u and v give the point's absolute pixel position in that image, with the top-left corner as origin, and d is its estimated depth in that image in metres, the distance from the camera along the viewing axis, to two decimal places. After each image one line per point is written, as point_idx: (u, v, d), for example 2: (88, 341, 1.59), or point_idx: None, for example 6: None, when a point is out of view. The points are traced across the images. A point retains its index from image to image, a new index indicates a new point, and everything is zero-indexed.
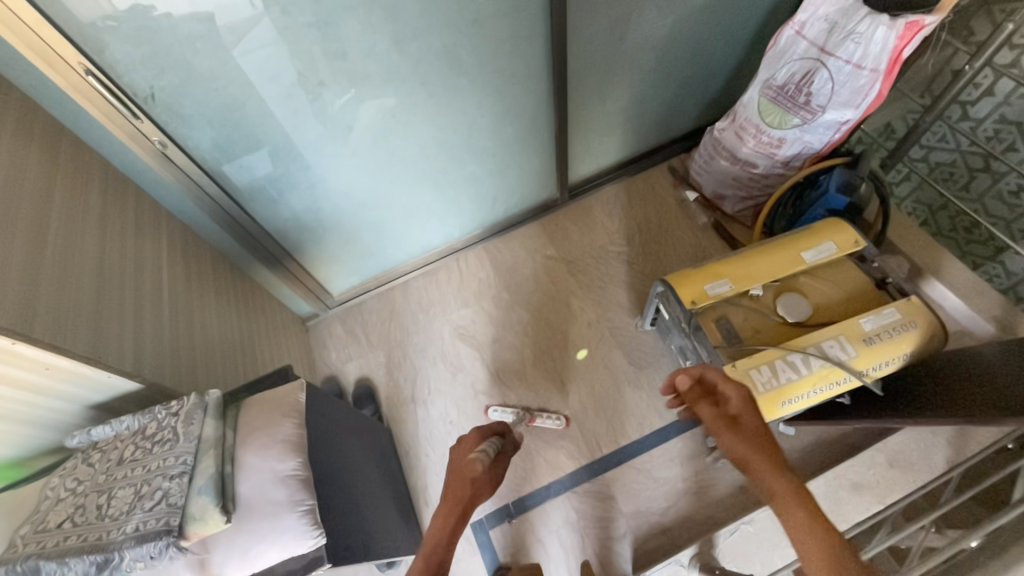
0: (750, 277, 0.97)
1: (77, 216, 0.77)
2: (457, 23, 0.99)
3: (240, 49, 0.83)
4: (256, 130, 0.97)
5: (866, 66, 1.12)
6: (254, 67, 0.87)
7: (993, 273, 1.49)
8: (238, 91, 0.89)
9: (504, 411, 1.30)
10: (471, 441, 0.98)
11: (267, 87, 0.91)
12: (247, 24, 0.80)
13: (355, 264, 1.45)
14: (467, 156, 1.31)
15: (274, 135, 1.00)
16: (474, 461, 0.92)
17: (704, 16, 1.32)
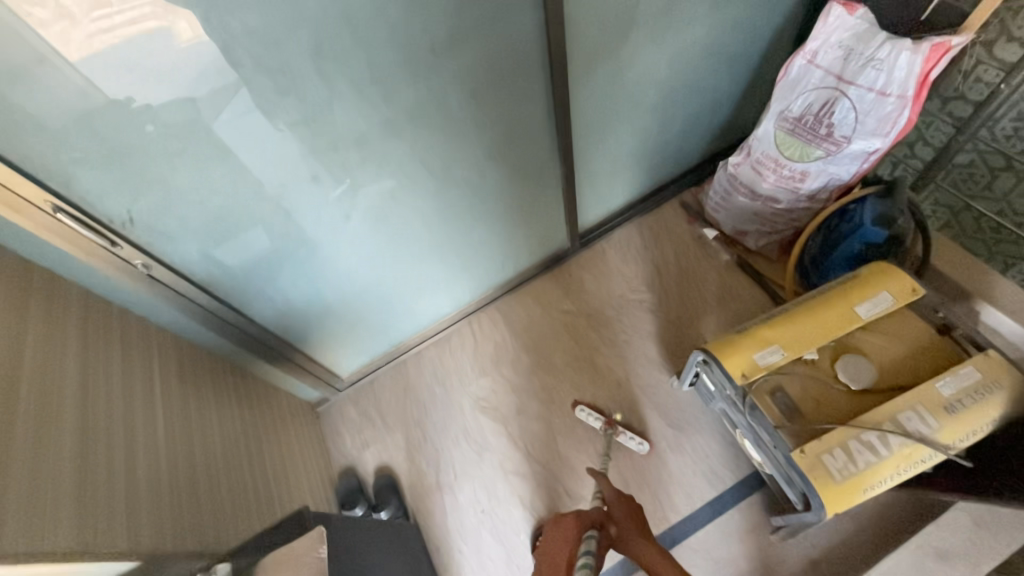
0: (802, 340, 0.88)
1: (52, 366, 0.69)
2: (454, 97, 0.93)
3: (226, 123, 0.73)
4: (247, 234, 0.90)
5: (891, 93, 1.05)
6: (243, 174, 0.80)
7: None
8: (222, 200, 0.82)
9: (590, 415, 1.26)
10: (568, 535, 0.89)
11: (259, 190, 0.84)
12: (229, 90, 0.69)
13: (364, 344, 1.36)
14: (472, 223, 1.24)
15: (268, 235, 0.92)
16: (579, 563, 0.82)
17: (704, 51, 1.26)
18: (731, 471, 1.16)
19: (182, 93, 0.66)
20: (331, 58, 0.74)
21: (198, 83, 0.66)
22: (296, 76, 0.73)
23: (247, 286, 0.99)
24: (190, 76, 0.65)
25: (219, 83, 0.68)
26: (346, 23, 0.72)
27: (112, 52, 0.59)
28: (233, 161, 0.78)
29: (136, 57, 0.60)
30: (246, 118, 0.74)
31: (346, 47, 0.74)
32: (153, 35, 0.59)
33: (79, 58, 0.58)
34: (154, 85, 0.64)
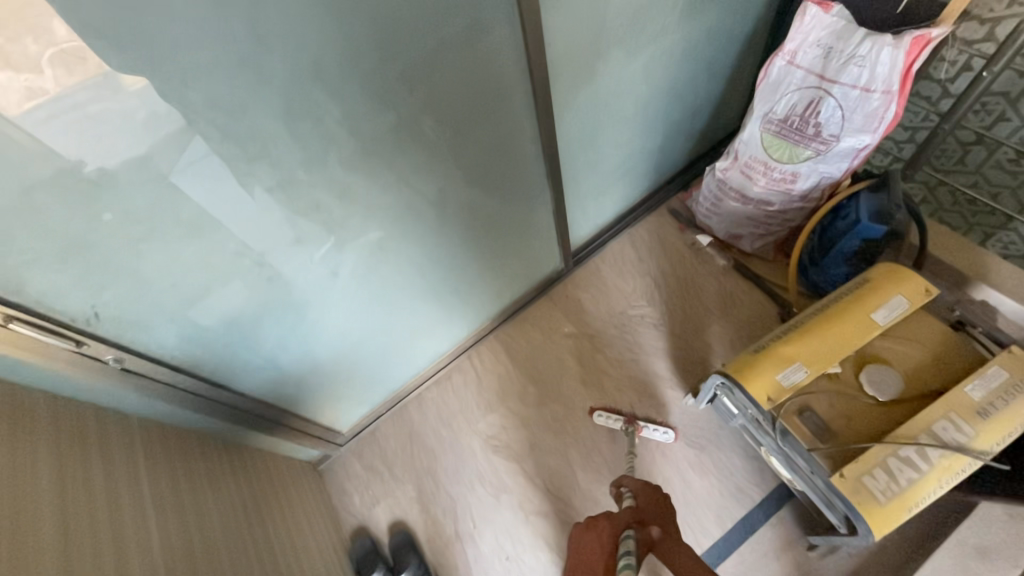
0: (824, 355, 0.86)
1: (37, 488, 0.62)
2: (436, 139, 0.88)
3: (183, 172, 0.63)
4: (228, 309, 0.83)
5: (876, 89, 1.03)
6: (217, 248, 0.74)
7: (1008, 240, 1.45)
8: (197, 278, 0.75)
9: (609, 416, 1.26)
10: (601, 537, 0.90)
11: (237, 262, 0.77)
12: (178, 134, 0.60)
13: (362, 394, 1.29)
14: (464, 260, 1.19)
15: (253, 306, 0.85)
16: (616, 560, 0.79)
17: (681, 60, 1.24)
18: (757, 486, 1.14)
19: (128, 146, 0.57)
20: (304, 116, 0.69)
21: (143, 132, 0.57)
22: (268, 139, 0.67)
23: (234, 361, 0.92)
24: (133, 124, 0.56)
25: (165, 127, 0.58)
26: (315, 81, 0.67)
27: (60, 105, 0.51)
28: (206, 236, 0.71)
29: (70, 116, 0.52)
30: (215, 191, 0.68)
31: (320, 103, 0.69)
32: (80, 87, 0.51)
33: (19, 114, 0.49)
34: (105, 143, 0.55)
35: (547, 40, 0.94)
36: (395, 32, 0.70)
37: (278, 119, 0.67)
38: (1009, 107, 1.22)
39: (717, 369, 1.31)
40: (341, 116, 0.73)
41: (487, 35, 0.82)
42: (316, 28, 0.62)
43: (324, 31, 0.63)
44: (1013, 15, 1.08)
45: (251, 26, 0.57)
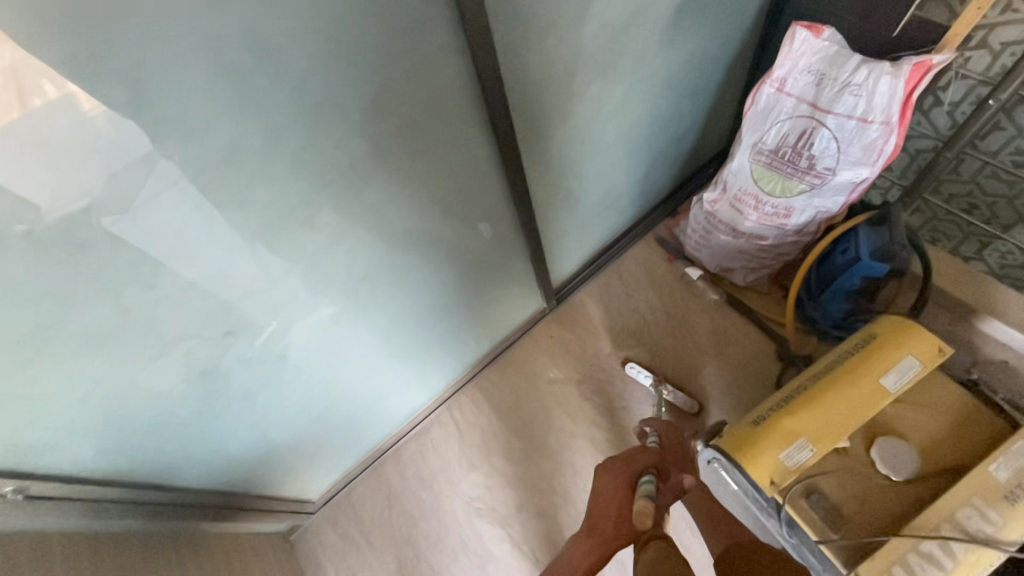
0: (832, 428, 0.77)
1: None
2: (390, 204, 0.79)
3: (128, 215, 0.52)
4: (159, 410, 0.73)
5: (874, 120, 0.95)
6: (132, 354, 0.63)
7: (1005, 252, 1.27)
8: (113, 388, 0.65)
9: (641, 371, 1.27)
10: (620, 473, 0.81)
11: (160, 363, 0.67)
12: (142, 168, 0.50)
13: (333, 460, 1.19)
14: (435, 315, 1.10)
15: (189, 403, 0.75)
16: (641, 505, 0.71)
17: (662, 88, 1.15)
18: None
19: (68, 183, 0.47)
20: (223, 205, 0.59)
21: (93, 167, 0.47)
22: (182, 235, 0.58)
23: (173, 459, 0.81)
24: (82, 159, 0.46)
25: (127, 162, 0.49)
26: (230, 166, 0.57)
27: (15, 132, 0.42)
28: (115, 345, 0.61)
29: (30, 134, 0.43)
30: (119, 297, 0.57)
31: (240, 187, 0.59)
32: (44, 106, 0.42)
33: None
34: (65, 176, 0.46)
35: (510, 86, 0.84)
36: (324, 100, 0.60)
37: (188, 212, 0.57)
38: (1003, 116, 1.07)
39: (712, 415, 1.23)
40: (271, 197, 0.63)
41: (439, 90, 0.72)
42: (224, 110, 0.52)
43: (235, 112, 0.53)
44: (1007, 21, 0.96)
45: (135, 118, 0.47)
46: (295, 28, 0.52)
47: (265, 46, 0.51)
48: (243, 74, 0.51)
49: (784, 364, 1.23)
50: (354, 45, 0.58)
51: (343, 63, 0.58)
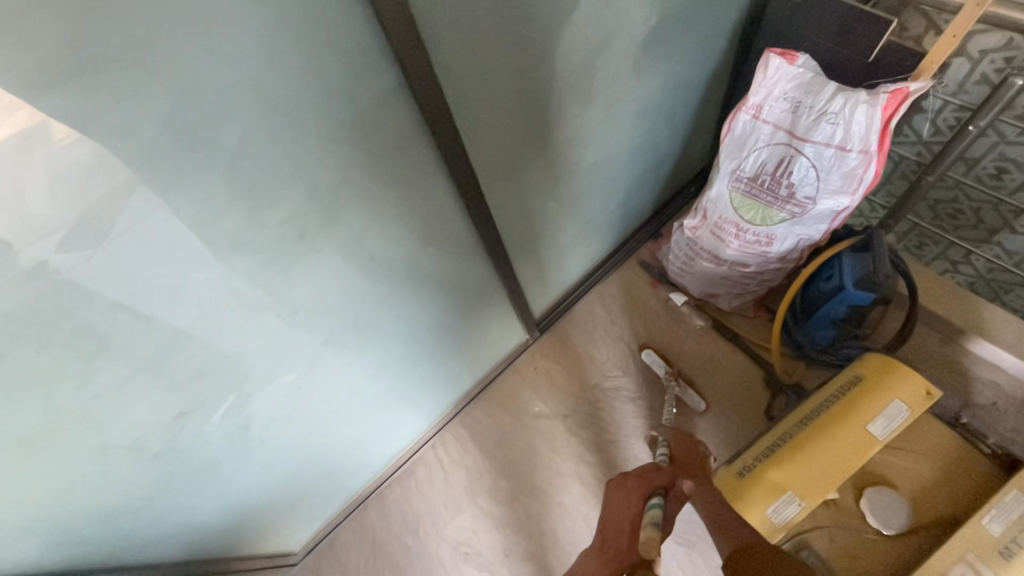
0: (820, 481, 0.74)
1: None
2: (351, 263, 0.75)
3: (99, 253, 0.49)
4: (111, 496, 0.69)
5: (852, 148, 0.92)
6: (72, 449, 0.59)
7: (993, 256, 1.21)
8: (54, 482, 0.61)
9: (654, 360, 1.27)
10: (630, 491, 0.73)
11: (106, 453, 0.63)
12: (107, 211, 0.47)
13: (313, 511, 1.15)
14: (411, 361, 1.06)
15: (143, 485, 0.71)
16: (646, 533, 0.63)
17: (638, 118, 1.12)
18: None
19: (21, 223, 0.43)
20: (161, 293, 0.55)
21: (56, 208, 0.44)
22: (115, 328, 0.54)
23: (133, 537, 0.78)
24: (43, 200, 0.43)
25: (92, 207, 0.46)
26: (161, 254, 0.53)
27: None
28: (52, 444, 0.57)
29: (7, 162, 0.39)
30: (48, 397, 0.53)
31: (178, 275, 0.55)
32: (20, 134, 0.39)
33: None
34: (38, 208, 0.43)
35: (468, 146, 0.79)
36: (267, 176, 0.56)
37: (120, 306, 0.53)
38: None
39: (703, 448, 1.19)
40: (214, 280, 0.59)
41: (397, 148, 0.69)
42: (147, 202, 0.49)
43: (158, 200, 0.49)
44: (984, 30, 0.91)
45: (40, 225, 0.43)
46: (224, 111, 0.49)
47: (190, 134, 0.48)
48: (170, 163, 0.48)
49: (773, 392, 1.20)
50: (294, 120, 0.55)
51: (283, 138, 0.55)
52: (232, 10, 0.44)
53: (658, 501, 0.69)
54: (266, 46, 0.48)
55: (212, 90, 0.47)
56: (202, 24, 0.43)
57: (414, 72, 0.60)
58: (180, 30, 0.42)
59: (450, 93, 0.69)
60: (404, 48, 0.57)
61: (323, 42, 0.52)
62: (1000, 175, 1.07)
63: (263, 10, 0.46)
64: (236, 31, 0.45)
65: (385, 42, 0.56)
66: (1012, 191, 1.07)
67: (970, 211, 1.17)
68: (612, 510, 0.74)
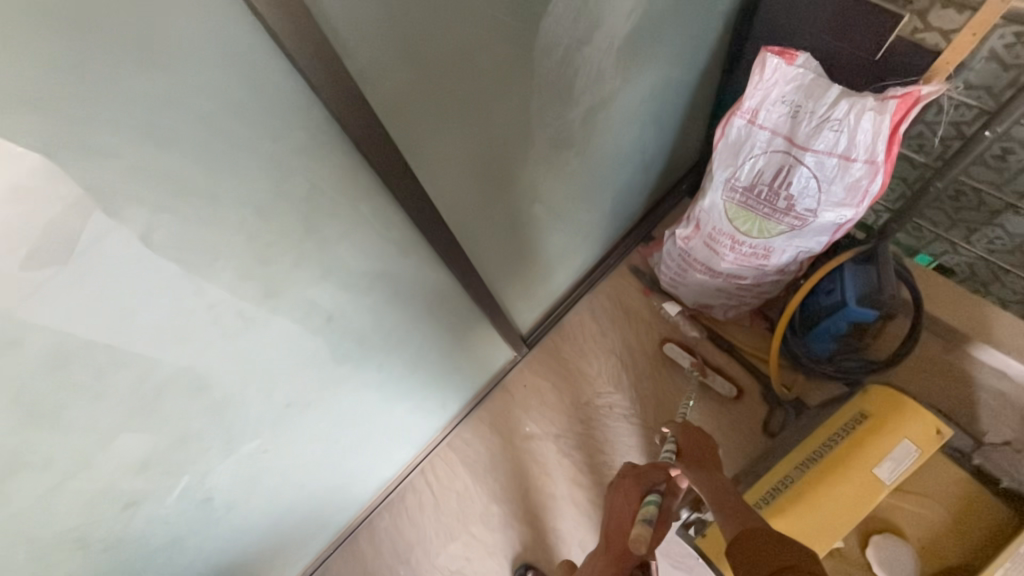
0: (825, 531, 0.70)
1: None
2: (309, 320, 0.68)
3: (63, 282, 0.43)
4: None
5: (857, 158, 0.84)
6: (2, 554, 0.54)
7: (992, 239, 1.13)
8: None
9: (681, 354, 1.22)
10: (629, 490, 0.73)
11: (48, 548, 0.58)
12: (57, 249, 0.41)
13: (300, 548, 1.11)
14: (393, 398, 1.00)
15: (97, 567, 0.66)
16: (637, 530, 0.65)
17: (621, 127, 1.03)
18: None
19: None
20: (73, 402, 0.50)
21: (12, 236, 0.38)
22: (27, 444, 0.49)
23: None
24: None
25: (45, 239, 0.40)
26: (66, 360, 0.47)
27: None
28: None
29: None
30: None
31: (89, 381, 0.50)
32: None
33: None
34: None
35: (429, 185, 0.71)
36: (190, 256, 0.50)
37: (22, 427, 0.48)
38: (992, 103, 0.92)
39: None
40: (137, 378, 0.54)
41: (347, 196, 0.61)
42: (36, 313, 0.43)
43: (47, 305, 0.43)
44: None
45: None
46: (121, 202, 0.43)
47: (79, 234, 0.42)
48: (65, 270, 0.43)
49: (770, 407, 1.16)
50: (213, 195, 0.49)
51: (203, 214, 0.49)
52: (101, 95, 0.38)
53: (655, 499, 0.69)
54: (158, 125, 0.42)
55: (101, 183, 0.41)
56: (65, 118, 0.38)
57: (353, 123, 0.54)
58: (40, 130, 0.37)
59: (401, 136, 0.61)
60: (337, 101, 0.51)
61: (236, 108, 0.45)
62: (1004, 154, 0.98)
63: (145, 87, 0.40)
64: (114, 113, 0.39)
65: (314, 97, 0.50)
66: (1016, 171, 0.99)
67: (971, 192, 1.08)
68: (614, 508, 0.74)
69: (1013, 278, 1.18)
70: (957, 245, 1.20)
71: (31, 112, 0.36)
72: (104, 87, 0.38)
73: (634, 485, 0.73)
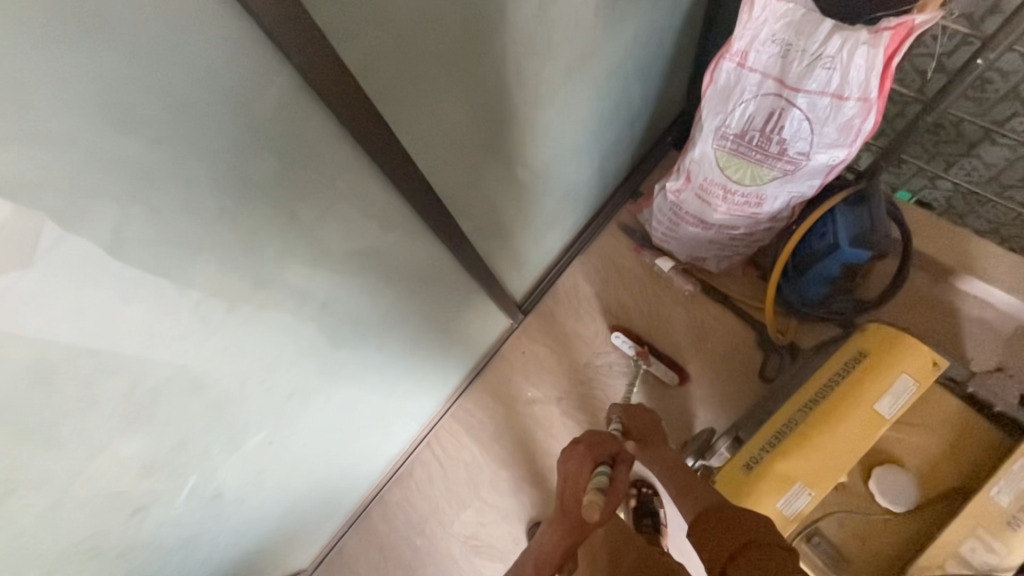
0: (831, 469, 0.73)
1: None
2: (303, 306, 0.65)
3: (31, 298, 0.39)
4: None
5: (850, 96, 0.82)
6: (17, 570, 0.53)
7: (969, 170, 1.13)
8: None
9: (624, 342, 1.23)
10: (582, 459, 0.76)
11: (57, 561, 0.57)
12: (18, 248, 0.37)
13: (315, 531, 1.12)
14: (395, 376, 0.99)
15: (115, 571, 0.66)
16: (590, 497, 0.69)
17: (605, 79, 0.99)
18: None
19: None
20: (65, 416, 0.47)
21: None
22: (19, 466, 0.46)
23: None
24: None
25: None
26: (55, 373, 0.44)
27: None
28: None
29: None
30: None
31: (80, 393, 0.47)
32: None
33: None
34: None
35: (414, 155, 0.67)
36: (168, 249, 0.47)
37: (12, 449, 0.45)
38: (973, 31, 0.91)
39: (700, 416, 1.19)
40: (131, 384, 0.51)
41: (331, 173, 0.57)
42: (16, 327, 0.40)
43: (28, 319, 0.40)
44: None
45: None
46: (88, 198, 0.39)
47: (46, 238, 0.38)
48: (37, 278, 0.39)
49: (766, 352, 1.18)
50: (185, 182, 0.44)
51: (177, 202, 0.45)
52: (44, 79, 0.33)
53: (605, 470, 0.74)
54: (116, 107, 0.37)
55: (62, 178, 0.37)
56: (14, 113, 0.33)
57: (332, 93, 0.49)
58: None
59: (384, 100, 0.57)
60: (312, 68, 0.46)
61: (200, 82, 0.41)
62: (983, 85, 0.97)
63: (92, 65, 0.35)
64: (64, 100, 0.35)
65: (286, 66, 0.45)
66: (995, 101, 0.99)
67: (949, 125, 1.07)
68: (569, 481, 0.76)
69: (990, 208, 1.18)
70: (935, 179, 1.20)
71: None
72: (44, 69, 0.33)
73: (584, 457, 0.76)
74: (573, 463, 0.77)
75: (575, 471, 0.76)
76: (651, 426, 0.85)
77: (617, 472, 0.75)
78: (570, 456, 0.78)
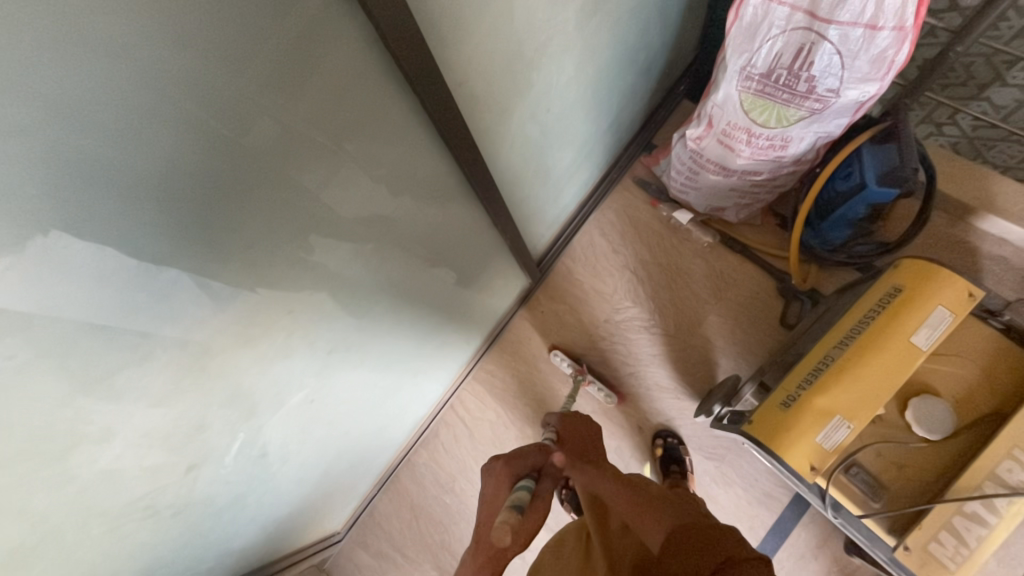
0: (869, 402, 0.74)
1: None
2: (341, 258, 0.64)
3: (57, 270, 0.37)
4: (140, 546, 0.65)
5: (885, 25, 0.78)
6: (81, 521, 0.54)
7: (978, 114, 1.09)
8: (64, 562, 0.56)
9: (562, 360, 1.22)
10: (500, 477, 0.73)
11: (115, 516, 0.58)
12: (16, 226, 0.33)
13: (347, 494, 1.14)
14: (423, 337, 0.98)
15: (167, 528, 0.67)
16: (503, 518, 0.64)
17: (627, 19, 0.95)
18: (780, 486, 1.13)
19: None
20: (124, 367, 0.46)
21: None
22: (82, 416, 0.46)
23: (181, 563, 0.77)
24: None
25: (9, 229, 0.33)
26: (111, 323, 0.43)
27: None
28: (51, 530, 0.52)
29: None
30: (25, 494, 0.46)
31: (137, 343, 0.46)
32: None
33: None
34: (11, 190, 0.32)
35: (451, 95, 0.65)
36: (219, 193, 0.45)
37: (75, 401, 0.45)
38: None
39: (722, 366, 1.20)
40: (184, 336, 0.50)
41: (370, 116, 0.54)
42: (72, 274, 0.38)
43: (84, 266, 0.39)
44: None
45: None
46: (149, 136, 0.37)
47: (102, 172, 0.36)
48: (88, 215, 0.37)
49: (786, 300, 1.19)
50: (235, 118, 0.42)
51: (230, 141, 0.43)
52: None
53: (524, 484, 0.70)
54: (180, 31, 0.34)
55: (120, 112, 0.35)
56: (90, 40, 0.31)
57: (383, 19, 0.46)
58: (72, 47, 0.30)
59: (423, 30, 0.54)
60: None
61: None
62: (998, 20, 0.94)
63: None
64: (124, 23, 0.32)
65: None
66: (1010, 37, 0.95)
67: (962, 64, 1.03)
68: (487, 502, 0.73)
69: (998, 150, 1.14)
70: (941, 124, 1.17)
71: (53, 26, 0.29)
72: None
73: (504, 472, 0.73)
74: (492, 486, 0.74)
75: (495, 492, 0.73)
76: (585, 436, 0.87)
77: (541, 486, 0.72)
78: (490, 480, 0.75)
